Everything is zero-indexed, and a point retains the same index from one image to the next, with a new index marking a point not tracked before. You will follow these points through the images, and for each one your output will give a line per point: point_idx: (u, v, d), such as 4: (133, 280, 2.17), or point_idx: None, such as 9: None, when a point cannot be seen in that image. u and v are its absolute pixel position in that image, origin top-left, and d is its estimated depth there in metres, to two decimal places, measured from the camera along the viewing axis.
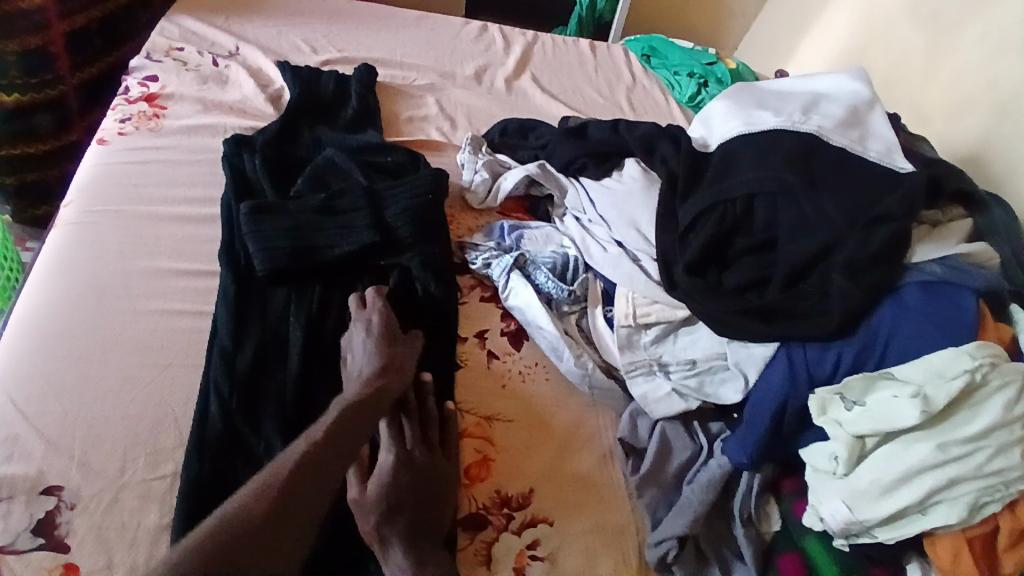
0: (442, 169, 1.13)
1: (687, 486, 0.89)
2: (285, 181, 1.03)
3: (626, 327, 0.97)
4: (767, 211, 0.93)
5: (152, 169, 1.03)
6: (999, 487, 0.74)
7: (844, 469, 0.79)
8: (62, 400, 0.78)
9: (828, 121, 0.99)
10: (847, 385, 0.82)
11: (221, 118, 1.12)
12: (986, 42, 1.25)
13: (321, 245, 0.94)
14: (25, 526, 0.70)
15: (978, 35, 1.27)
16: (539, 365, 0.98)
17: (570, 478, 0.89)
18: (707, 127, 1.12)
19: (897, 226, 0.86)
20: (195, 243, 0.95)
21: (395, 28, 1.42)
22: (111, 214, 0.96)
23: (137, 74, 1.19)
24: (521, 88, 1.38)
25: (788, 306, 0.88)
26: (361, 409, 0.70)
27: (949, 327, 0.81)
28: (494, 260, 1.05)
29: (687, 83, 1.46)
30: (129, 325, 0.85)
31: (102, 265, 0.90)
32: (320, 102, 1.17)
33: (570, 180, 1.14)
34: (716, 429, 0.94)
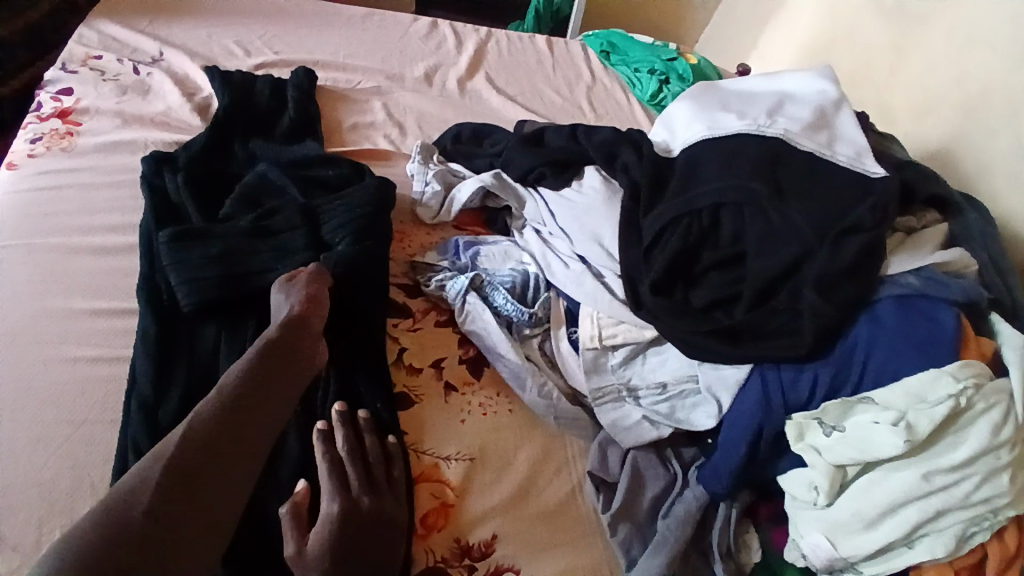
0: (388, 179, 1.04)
1: (662, 520, 0.84)
2: (214, 203, 0.94)
3: (592, 350, 0.91)
4: (734, 223, 0.87)
5: (66, 195, 0.92)
6: (985, 515, 0.70)
7: (825, 500, 0.74)
8: None
9: (795, 123, 0.94)
10: (825, 409, 0.77)
11: (143, 133, 1.01)
12: (950, 37, 1.22)
13: (254, 272, 0.85)
14: None
15: (943, 29, 1.24)
16: (502, 395, 0.91)
17: (536, 518, 0.83)
18: (669, 130, 1.05)
19: (869, 237, 0.82)
20: (113, 279, 0.85)
21: (338, 26, 1.32)
22: (20, 249, 0.85)
23: (52, 87, 1.07)
24: (476, 90, 1.29)
25: (760, 326, 0.82)
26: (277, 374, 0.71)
27: (930, 344, 0.76)
28: (449, 281, 0.97)
29: (649, 80, 1.40)
30: (41, 378, 0.75)
31: (6, 309, 0.79)
32: (254, 111, 1.07)
33: (528, 190, 1.05)
34: (689, 456, 0.89)
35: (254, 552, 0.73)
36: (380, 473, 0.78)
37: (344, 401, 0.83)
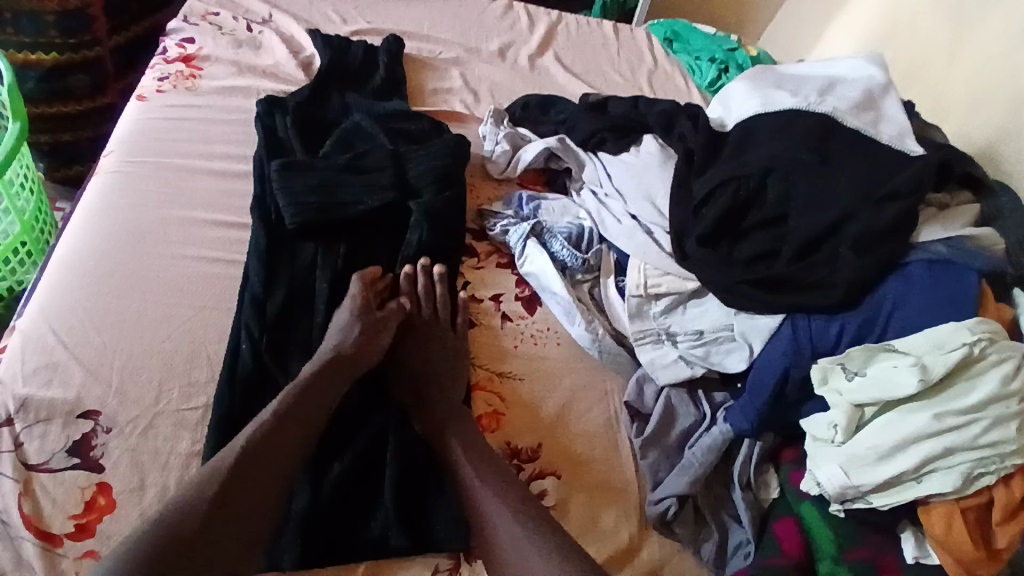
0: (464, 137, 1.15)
1: (689, 450, 0.92)
2: (315, 144, 1.07)
3: (637, 297, 1.00)
4: (779, 188, 0.95)
5: (189, 127, 1.06)
6: (993, 459, 0.76)
7: (843, 437, 0.82)
8: (102, 332, 0.81)
9: (843, 103, 1.01)
10: (850, 356, 0.85)
11: (255, 81, 1.16)
12: (1004, 38, 1.27)
13: (345, 202, 0.97)
14: (61, 446, 0.74)
15: (999, 31, 1.28)
16: (551, 330, 1.02)
17: (575, 436, 0.93)
18: (724, 107, 1.14)
19: (905, 204, 0.89)
20: (227, 198, 0.99)
21: (423, 2, 1.45)
22: (151, 165, 0.99)
23: (175, 36, 1.22)
24: (544, 67, 1.40)
25: (797, 277, 0.90)
26: (318, 389, 0.81)
27: (952, 303, 0.84)
28: (512, 227, 1.08)
29: (708, 69, 1.48)
30: (167, 268, 0.89)
31: (142, 212, 0.93)
32: (348, 70, 1.21)
33: (588, 154, 1.16)
34: (719, 399, 0.97)
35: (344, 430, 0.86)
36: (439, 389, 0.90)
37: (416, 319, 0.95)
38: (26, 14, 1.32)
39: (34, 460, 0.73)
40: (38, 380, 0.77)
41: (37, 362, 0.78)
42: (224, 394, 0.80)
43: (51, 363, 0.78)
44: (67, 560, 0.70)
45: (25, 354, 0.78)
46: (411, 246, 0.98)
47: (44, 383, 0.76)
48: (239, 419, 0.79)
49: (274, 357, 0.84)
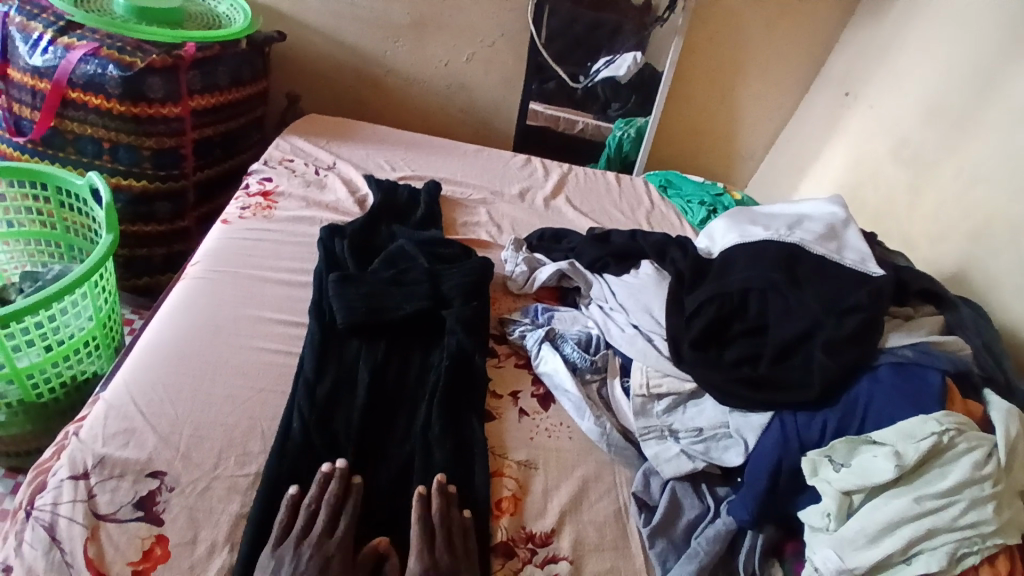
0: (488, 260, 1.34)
1: (695, 539, 0.98)
2: (365, 261, 1.28)
3: (640, 396, 1.11)
4: (759, 303, 1.11)
5: (264, 246, 1.28)
6: (975, 539, 0.83)
7: (835, 523, 0.88)
8: (176, 406, 0.95)
9: (809, 235, 1.21)
10: (834, 448, 0.93)
11: (319, 213, 1.40)
12: (960, 176, 1.50)
13: (389, 307, 1.15)
14: (129, 499, 0.85)
15: (952, 174, 1.53)
16: (564, 425, 1.12)
17: (585, 524, 0.99)
18: (711, 239, 1.35)
19: (866, 315, 1.04)
20: (290, 302, 1.17)
21: (458, 156, 1.75)
22: (228, 275, 1.19)
23: (257, 175, 1.50)
24: (557, 206, 1.66)
25: (777, 378, 1.03)
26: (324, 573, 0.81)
27: (919, 398, 0.94)
28: (529, 332, 1.24)
29: (699, 210, 1.75)
30: (235, 356, 1.04)
31: (219, 309, 1.12)
32: (397, 206, 1.46)
33: (595, 275, 1.35)
34: (722, 492, 1.05)
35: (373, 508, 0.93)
36: (459, 540, 0.90)
37: (449, 417, 1.03)
38: (125, 146, 1.62)
39: (103, 510, 0.84)
40: (116, 441, 0.90)
41: (117, 427, 0.92)
42: (276, 464, 0.91)
43: (129, 428, 0.92)
44: None
45: (107, 419, 0.92)
46: (448, 347, 1.13)
47: (121, 444, 0.90)
48: (283, 486, 0.90)
49: (320, 436, 0.96)
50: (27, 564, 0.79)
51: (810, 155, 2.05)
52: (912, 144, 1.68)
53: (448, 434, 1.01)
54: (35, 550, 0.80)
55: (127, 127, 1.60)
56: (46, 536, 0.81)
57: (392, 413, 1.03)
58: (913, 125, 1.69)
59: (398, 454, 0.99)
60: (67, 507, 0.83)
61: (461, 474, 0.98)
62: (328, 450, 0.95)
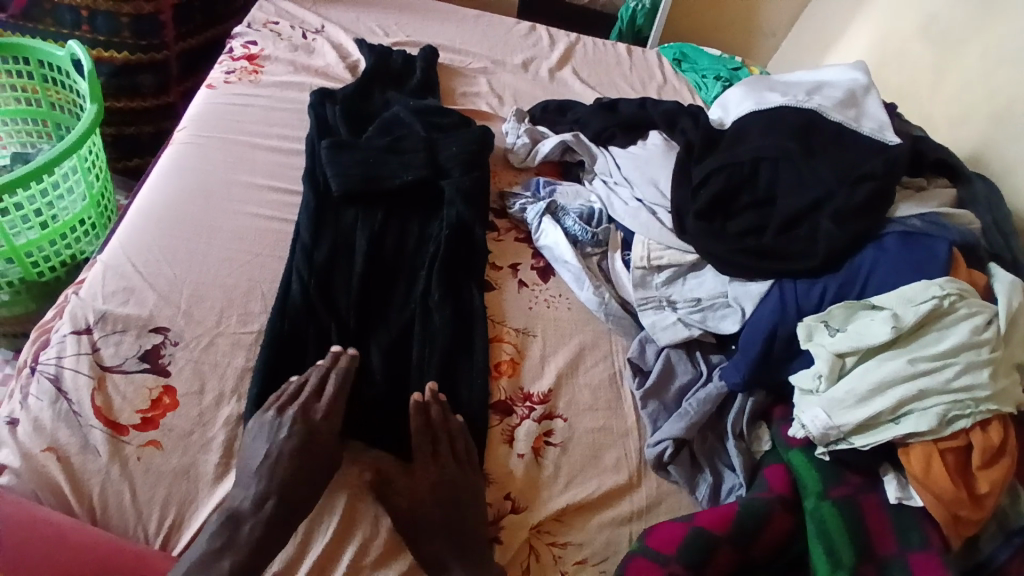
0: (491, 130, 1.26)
1: (686, 400, 1.01)
2: (359, 129, 1.22)
3: (641, 268, 1.10)
4: (770, 173, 1.07)
5: (253, 111, 1.22)
6: (968, 403, 0.84)
7: (826, 384, 0.90)
8: (173, 266, 0.95)
9: (829, 101, 1.13)
10: (832, 314, 0.94)
11: (309, 79, 1.32)
12: (986, 59, 1.39)
13: (385, 176, 1.10)
14: (134, 352, 0.87)
15: (979, 53, 1.42)
16: (563, 296, 1.12)
17: (581, 386, 1.02)
18: (724, 110, 1.27)
19: (879, 184, 1.00)
20: (283, 169, 1.13)
21: (457, 22, 1.62)
22: (217, 140, 1.14)
23: (240, 39, 1.39)
24: (563, 78, 1.56)
25: (781, 247, 1.01)
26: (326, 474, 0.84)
27: (923, 266, 0.93)
28: (530, 206, 1.20)
29: (714, 85, 1.65)
30: (231, 220, 1.02)
31: (211, 174, 1.08)
32: (391, 72, 1.37)
33: (599, 148, 1.29)
34: (716, 360, 1.06)
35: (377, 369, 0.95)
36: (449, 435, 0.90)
37: (448, 287, 1.03)
38: (103, 14, 1.51)
39: (109, 362, 0.86)
40: (116, 299, 0.90)
41: (115, 286, 0.92)
42: (278, 322, 0.92)
43: (129, 287, 0.92)
44: (131, 446, 0.81)
45: (106, 279, 0.92)
46: (446, 219, 1.10)
47: (122, 301, 0.90)
48: (286, 343, 0.92)
49: (320, 297, 0.96)
50: (34, 415, 0.82)
51: (834, 30, 1.89)
52: (939, 23, 1.54)
53: (448, 298, 1.02)
54: (41, 403, 0.82)
55: None
56: (52, 388, 0.83)
57: (392, 279, 1.03)
58: (942, 3, 1.55)
59: (399, 316, 0.99)
60: (72, 360, 0.85)
61: (463, 341, 0.99)
62: (330, 311, 0.96)
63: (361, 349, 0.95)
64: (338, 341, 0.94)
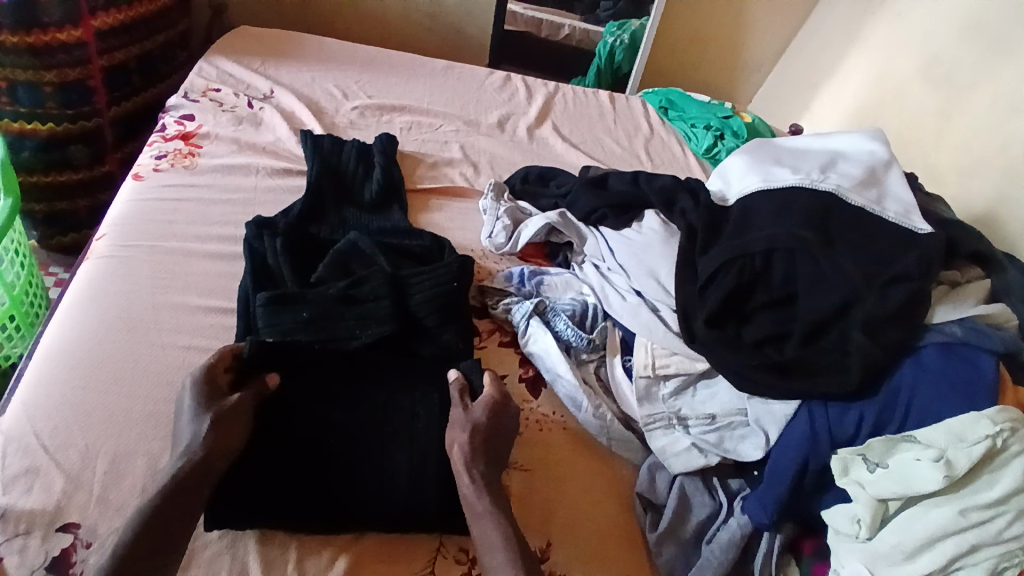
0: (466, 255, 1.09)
1: (707, 545, 0.88)
2: (312, 228, 1.06)
3: (645, 378, 0.96)
4: (786, 268, 0.94)
5: (187, 207, 1.06)
6: (1016, 552, 0.72)
7: (867, 533, 0.77)
8: (87, 434, 0.79)
9: (846, 180, 1.02)
10: (870, 447, 0.81)
11: (255, 159, 1.16)
12: (998, 105, 1.28)
13: (342, 296, 0.94)
14: (40, 562, 0.71)
15: (990, 99, 1.31)
16: (556, 414, 0.98)
17: (585, 532, 0.88)
18: (725, 181, 1.14)
19: (914, 287, 0.88)
20: (224, 281, 0.98)
21: (423, 76, 1.47)
22: (145, 250, 0.99)
23: (175, 112, 1.23)
24: (543, 137, 1.42)
25: (810, 362, 0.89)
26: None
27: (970, 390, 0.82)
28: (515, 304, 1.06)
29: (704, 136, 1.52)
30: (159, 359, 0.87)
31: (135, 300, 0.93)
32: (340, 178, 1.15)
33: (589, 228, 1.16)
34: (735, 486, 0.92)
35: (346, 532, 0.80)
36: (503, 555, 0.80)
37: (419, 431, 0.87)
38: (24, 85, 1.31)
39: None
40: (18, 486, 0.75)
41: (17, 467, 0.76)
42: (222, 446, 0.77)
43: (32, 467, 0.76)
44: None
45: (5, 460, 0.76)
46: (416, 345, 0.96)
47: (24, 491, 0.74)
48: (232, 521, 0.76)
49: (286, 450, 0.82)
50: None
51: (827, 67, 1.79)
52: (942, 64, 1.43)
53: (439, 423, 0.88)
54: None
55: (22, 60, 1.28)
56: None
57: (365, 407, 0.87)
58: (946, 42, 1.44)
59: (380, 450, 0.84)
60: None
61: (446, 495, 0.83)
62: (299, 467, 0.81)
63: (341, 504, 0.80)
64: (314, 500, 0.79)
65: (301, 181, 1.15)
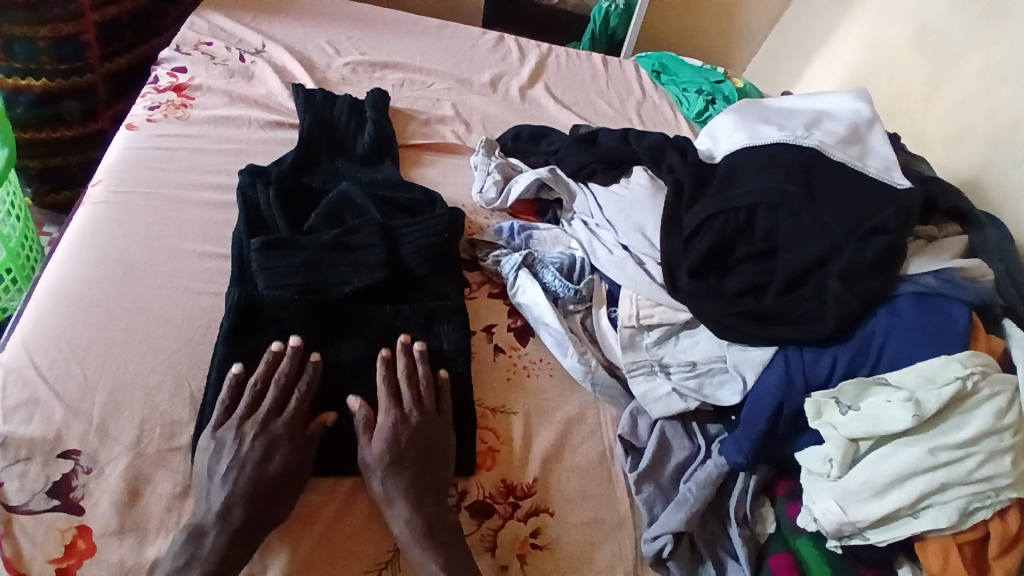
0: (458, 208, 1.11)
1: (684, 484, 0.91)
2: (304, 179, 1.08)
3: (629, 328, 1.00)
4: (769, 221, 0.96)
5: (180, 156, 1.07)
6: (989, 493, 0.77)
7: (838, 472, 0.82)
8: (85, 367, 0.81)
9: (830, 137, 1.04)
10: (841, 390, 0.85)
11: (247, 111, 1.16)
12: (985, 75, 1.30)
13: (336, 246, 0.95)
14: (41, 486, 0.74)
15: (977, 69, 1.32)
16: (543, 361, 1.01)
17: (568, 471, 0.92)
18: (713, 140, 1.16)
19: (891, 239, 0.91)
20: (216, 228, 0.99)
21: (416, 34, 1.46)
22: (140, 196, 1.00)
23: (167, 65, 1.23)
24: (535, 98, 1.42)
25: (785, 310, 0.91)
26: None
27: (940, 337, 0.85)
28: (504, 257, 1.08)
29: (696, 100, 1.53)
30: (154, 299, 0.89)
31: (130, 243, 0.94)
32: (332, 131, 1.16)
33: (579, 185, 1.18)
34: (714, 431, 0.97)
35: (340, 464, 0.83)
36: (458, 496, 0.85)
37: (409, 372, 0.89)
38: (19, 40, 1.31)
39: (13, 501, 0.73)
40: (19, 416, 0.77)
41: (17, 397, 0.79)
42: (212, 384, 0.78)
43: (32, 399, 0.79)
44: None
45: (6, 389, 0.79)
46: (405, 293, 0.98)
47: (25, 419, 0.77)
48: None
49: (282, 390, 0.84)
50: None
51: (819, 34, 1.79)
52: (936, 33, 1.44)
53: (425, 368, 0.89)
54: None
55: (17, 16, 1.28)
56: None
57: (353, 351, 0.89)
58: (938, 11, 1.44)
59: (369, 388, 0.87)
60: None
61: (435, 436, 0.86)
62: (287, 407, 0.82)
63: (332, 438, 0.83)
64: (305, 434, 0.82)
65: (293, 134, 1.15)
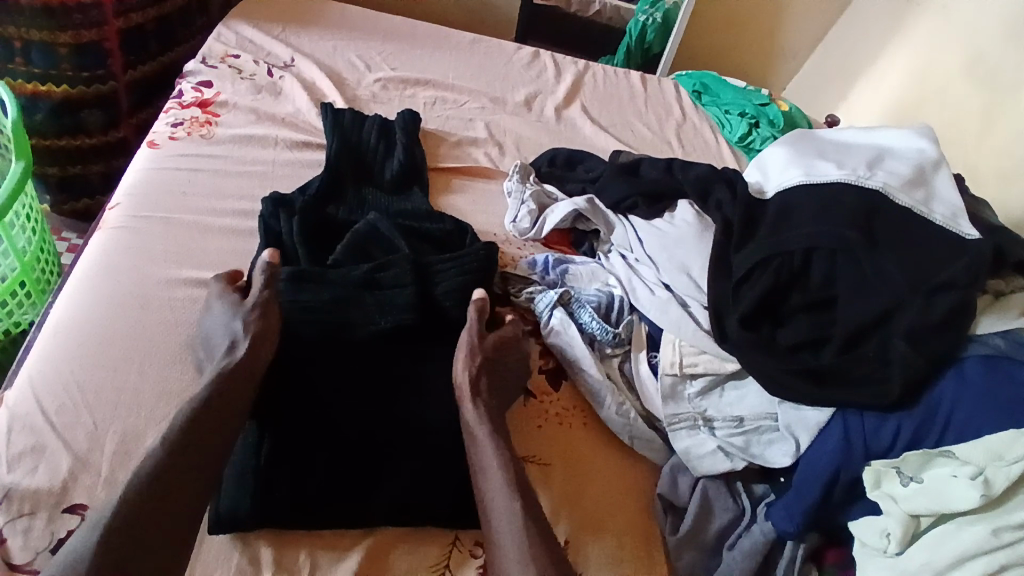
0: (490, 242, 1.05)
1: (728, 551, 0.86)
2: (330, 206, 1.03)
3: (671, 376, 0.93)
4: (826, 268, 0.90)
5: (202, 178, 1.03)
6: None
7: (895, 548, 0.74)
8: (96, 412, 0.77)
9: (894, 179, 0.96)
10: (905, 459, 0.78)
11: (273, 131, 1.12)
12: None
13: (362, 284, 0.90)
14: (45, 544, 0.70)
15: None
16: (578, 408, 0.96)
17: (605, 534, 0.85)
18: (763, 173, 1.09)
19: (960, 296, 0.83)
20: (239, 258, 0.95)
21: (448, 49, 1.41)
22: (159, 221, 0.96)
23: (193, 78, 1.18)
24: (570, 118, 1.36)
25: (845, 370, 0.84)
26: None
27: (1015, 408, 0.77)
28: (539, 294, 1.02)
29: (739, 123, 1.45)
30: (171, 336, 0.85)
31: (147, 274, 0.90)
32: (360, 154, 1.11)
33: (618, 217, 1.12)
34: (760, 491, 0.90)
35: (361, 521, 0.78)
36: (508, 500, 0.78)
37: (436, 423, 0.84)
38: (38, 46, 1.28)
39: (17, 559, 0.69)
40: (24, 465, 0.73)
41: (24, 444, 0.74)
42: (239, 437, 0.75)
43: (39, 446, 0.74)
44: None
45: (12, 435, 0.75)
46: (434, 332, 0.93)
47: (30, 469, 0.73)
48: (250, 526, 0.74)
49: (306, 441, 0.80)
50: None
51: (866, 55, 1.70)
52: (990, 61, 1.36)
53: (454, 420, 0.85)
54: None
55: (38, 20, 1.25)
56: None
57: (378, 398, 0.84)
58: (998, 37, 1.35)
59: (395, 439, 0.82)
60: None
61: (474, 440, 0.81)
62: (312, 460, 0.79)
63: (357, 487, 0.78)
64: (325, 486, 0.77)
65: (320, 156, 1.11)
